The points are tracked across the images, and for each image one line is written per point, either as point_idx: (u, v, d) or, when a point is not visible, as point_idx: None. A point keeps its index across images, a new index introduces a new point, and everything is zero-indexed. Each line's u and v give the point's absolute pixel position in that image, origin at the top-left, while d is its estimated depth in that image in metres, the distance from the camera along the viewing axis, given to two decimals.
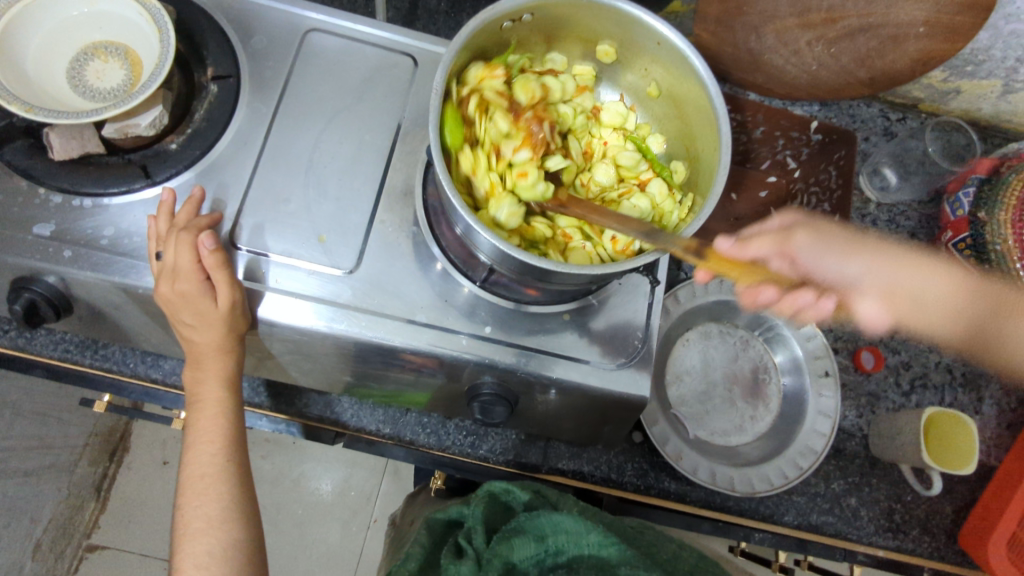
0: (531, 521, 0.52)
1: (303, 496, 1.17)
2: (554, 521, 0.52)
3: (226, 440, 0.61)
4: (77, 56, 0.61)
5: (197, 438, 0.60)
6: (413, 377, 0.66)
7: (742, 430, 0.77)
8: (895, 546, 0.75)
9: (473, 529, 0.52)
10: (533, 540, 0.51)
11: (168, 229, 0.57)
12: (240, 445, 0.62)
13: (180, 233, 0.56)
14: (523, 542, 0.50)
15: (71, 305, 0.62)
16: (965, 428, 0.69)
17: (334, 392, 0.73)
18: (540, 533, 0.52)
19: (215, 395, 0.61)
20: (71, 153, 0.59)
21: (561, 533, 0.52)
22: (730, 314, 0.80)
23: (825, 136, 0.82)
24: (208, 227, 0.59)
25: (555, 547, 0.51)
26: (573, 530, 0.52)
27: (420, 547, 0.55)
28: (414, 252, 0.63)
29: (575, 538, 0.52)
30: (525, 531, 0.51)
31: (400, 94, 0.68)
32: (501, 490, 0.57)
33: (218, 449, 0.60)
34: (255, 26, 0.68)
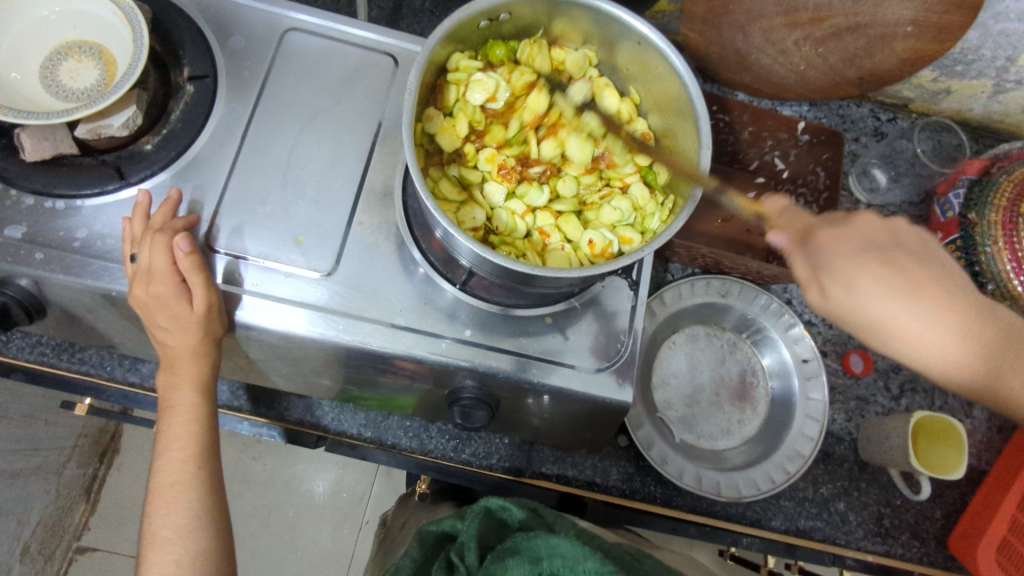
0: (529, 543, 0.50)
1: (293, 499, 1.17)
2: (550, 544, 0.49)
3: (198, 448, 0.60)
4: (50, 56, 0.60)
5: (167, 446, 0.59)
6: (409, 383, 0.65)
7: (729, 433, 0.76)
8: (884, 551, 0.74)
9: (465, 545, 0.50)
10: (527, 563, 0.47)
11: (142, 232, 0.56)
12: (212, 452, 0.62)
13: (154, 235, 0.55)
14: (515, 564, 0.47)
15: (44, 309, 0.61)
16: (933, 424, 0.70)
17: (316, 396, 0.72)
18: (534, 556, 0.48)
19: (187, 401, 0.60)
20: (43, 155, 0.58)
21: (558, 557, 0.47)
22: (716, 317, 0.79)
23: (813, 137, 0.81)
24: (185, 229, 0.58)
25: (553, 574, 0.48)
26: (571, 556, 0.47)
27: (410, 561, 0.53)
28: (394, 255, 0.62)
29: (573, 563, 0.47)
30: (519, 552, 0.48)
31: (379, 94, 0.67)
32: (498, 506, 0.55)
33: (189, 456, 0.59)
34: (233, 26, 0.67)
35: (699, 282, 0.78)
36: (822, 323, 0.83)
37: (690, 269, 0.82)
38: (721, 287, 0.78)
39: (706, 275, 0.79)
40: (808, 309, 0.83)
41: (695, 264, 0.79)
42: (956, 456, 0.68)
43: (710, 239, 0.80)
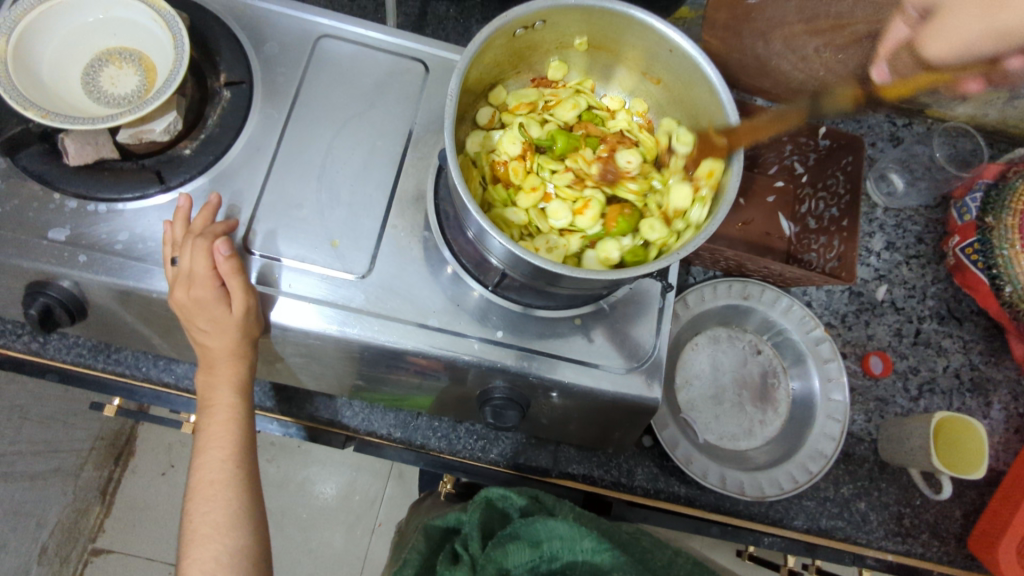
0: (527, 527, 0.53)
1: (309, 500, 1.18)
2: (549, 527, 0.53)
3: (237, 446, 0.61)
4: (93, 62, 0.61)
5: (207, 444, 0.61)
6: (418, 381, 0.66)
7: (751, 434, 0.77)
8: (903, 550, 0.75)
9: (469, 535, 0.53)
10: (529, 547, 0.52)
11: (183, 235, 0.57)
12: (249, 449, 0.63)
13: (195, 239, 0.56)
14: (518, 548, 0.52)
15: (85, 311, 0.62)
16: (960, 461, 0.70)
17: (343, 395, 0.73)
18: (534, 539, 0.53)
19: (227, 400, 0.61)
20: (86, 159, 0.59)
21: (556, 539, 0.53)
22: (738, 318, 0.80)
23: (832, 142, 0.78)
24: (224, 233, 0.59)
25: (550, 553, 0.53)
26: (567, 535, 0.53)
27: (417, 553, 0.56)
28: (426, 257, 0.63)
29: (569, 543, 0.53)
30: (521, 537, 0.53)
31: (410, 101, 0.68)
32: (497, 495, 0.58)
33: (228, 454, 0.61)
34: (268, 33, 0.68)
35: (721, 285, 0.79)
36: (841, 325, 0.83)
37: (712, 271, 0.83)
38: (742, 289, 0.79)
39: (728, 278, 0.80)
40: (827, 312, 0.84)
41: (717, 267, 0.80)
42: (962, 424, 0.71)
43: (729, 241, 0.83)
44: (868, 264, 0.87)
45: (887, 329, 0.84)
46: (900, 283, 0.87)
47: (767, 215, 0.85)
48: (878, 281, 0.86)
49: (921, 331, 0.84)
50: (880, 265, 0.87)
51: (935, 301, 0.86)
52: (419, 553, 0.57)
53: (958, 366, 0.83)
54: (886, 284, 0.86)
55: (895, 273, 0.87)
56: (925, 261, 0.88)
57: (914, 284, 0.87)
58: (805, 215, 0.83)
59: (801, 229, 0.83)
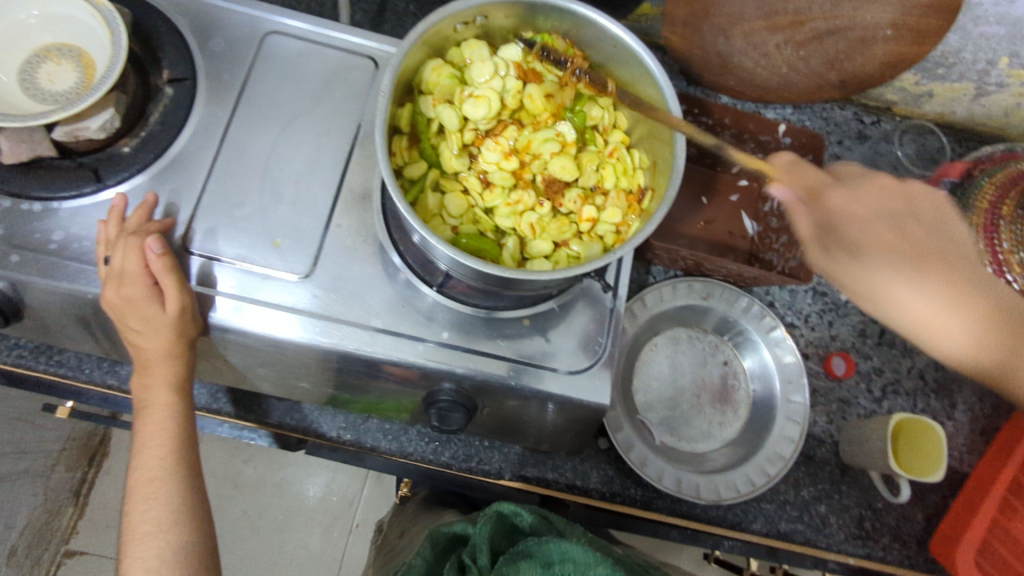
0: (540, 546, 0.50)
1: (286, 500, 1.17)
2: (562, 548, 0.48)
3: (175, 445, 0.60)
4: (30, 59, 0.60)
5: (145, 443, 0.60)
6: (399, 388, 0.65)
7: (710, 435, 0.75)
8: (864, 554, 0.74)
9: (477, 548, 0.50)
10: (539, 568, 0.48)
11: (117, 234, 0.56)
12: (190, 446, 0.62)
13: (128, 238, 0.55)
14: (527, 566, 0.48)
15: (22, 312, 0.60)
16: (920, 460, 0.69)
17: (296, 399, 0.72)
18: (546, 560, 0.48)
19: (163, 399, 0.60)
20: (20, 156, 0.58)
21: (569, 562, 0.48)
22: (697, 319, 0.79)
23: (793, 140, 0.80)
24: (159, 232, 0.58)
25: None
26: (582, 561, 0.48)
27: (421, 562, 0.54)
28: (370, 254, 0.62)
29: (585, 570, 0.48)
30: (531, 556, 0.49)
31: (358, 99, 0.67)
32: (509, 510, 0.55)
33: (166, 453, 0.60)
34: (213, 29, 0.67)
35: (681, 284, 0.77)
36: (804, 326, 0.82)
37: (672, 271, 0.81)
38: (703, 289, 0.78)
39: (688, 278, 0.79)
40: (790, 312, 0.82)
41: (677, 267, 0.79)
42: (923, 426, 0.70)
43: (691, 240, 0.80)
44: None
45: (851, 329, 0.82)
46: None
47: (729, 214, 0.82)
48: None
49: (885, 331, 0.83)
50: None
51: None
52: (423, 561, 0.54)
53: (922, 367, 0.82)
54: None
55: None
56: None
57: None
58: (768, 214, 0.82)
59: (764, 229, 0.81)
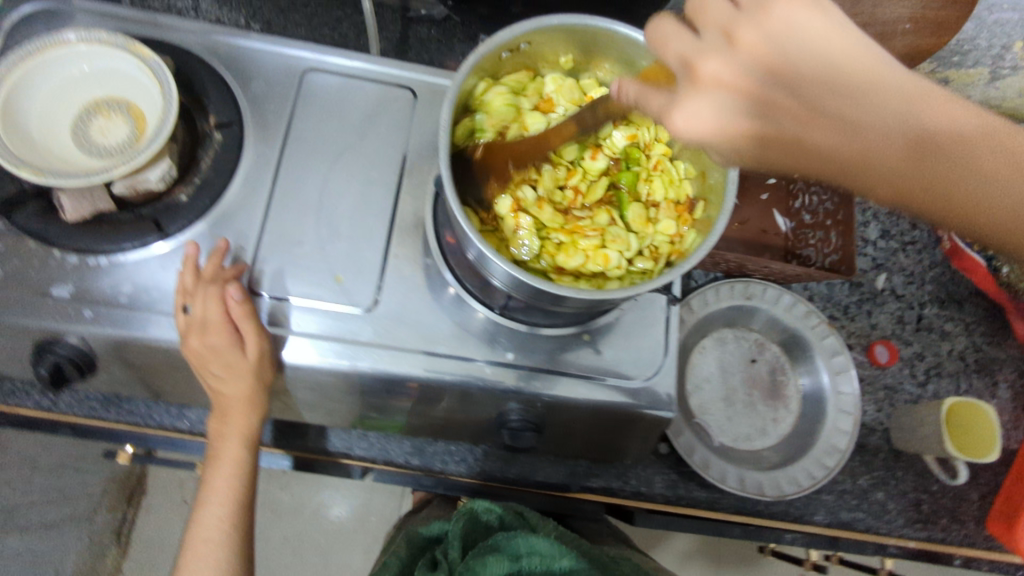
0: (508, 541, 0.55)
1: (324, 526, 1.17)
2: (530, 543, 0.55)
3: (234, 501, 0.63)
4: (80, 115, 0.61)
5: (210, 495, 0.63)
6: (459, 411, 0.66)
7: (765, 432, 0.77)
8: (925, 536, 0.76)
9: (449, 543, 0.56)
10: (508, 559, 0.54)
11: (194, 283, 0.57)
12: (247, 502, 0.65)
13: (207, 288, 0.56)
14: (496, 560, 0.53)
15: (94, 366, 0.61)
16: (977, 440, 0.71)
17: (346, 423, 0.72)
18: (515, 553, 0.54)
19: (234, 454, 0.62)
20: (83, 213, 0.58)
21: (535, 555, 0.55)
22: (743, 319, 0.80)
23: None
24: (234, 279, 0.59)
25: (528, 567, 0.54)
26: (546, 553, 0.55)
27: (398, 559, 0.60)
28: (428, 282, 0.64)
29: (549, 561, 0.55)
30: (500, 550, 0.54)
31: (402, 129, 0.68)
32: (483, 509, 0.61)
33: (224, 512, 0.63)
34: (253, 71, 0.68)
35: (723, 287, 0.79)
36: (844, 317, 0.83)
37: (712, 273, 0.83)
38: (744, 289, 0.79)
39: (729, 279, 0.80)
40: (830, 305, 0.84)
41: (718, 269, 0.81)
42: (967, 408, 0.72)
43: (725, 241, 0.81)
44: (865, 254, 0.87)
45: (890, 317, 0.84)
46: (899, 271, 0.87)
47: (761, 212, 0.83)
48: (877, 270, 0.86)
49: (923, 317, 0.85)
50: (877, 254, 0.87)
51: (934, 286, 0.87)
52: (401, 558, 0.61)
53: (962, 349, 0.84)
54: (885, 273, 0.86)
55: (893, 260, 0.87)
56: (921, 247, 0.88)
57: (912, 270, 0.87)
58: (799, 211, 0.83)
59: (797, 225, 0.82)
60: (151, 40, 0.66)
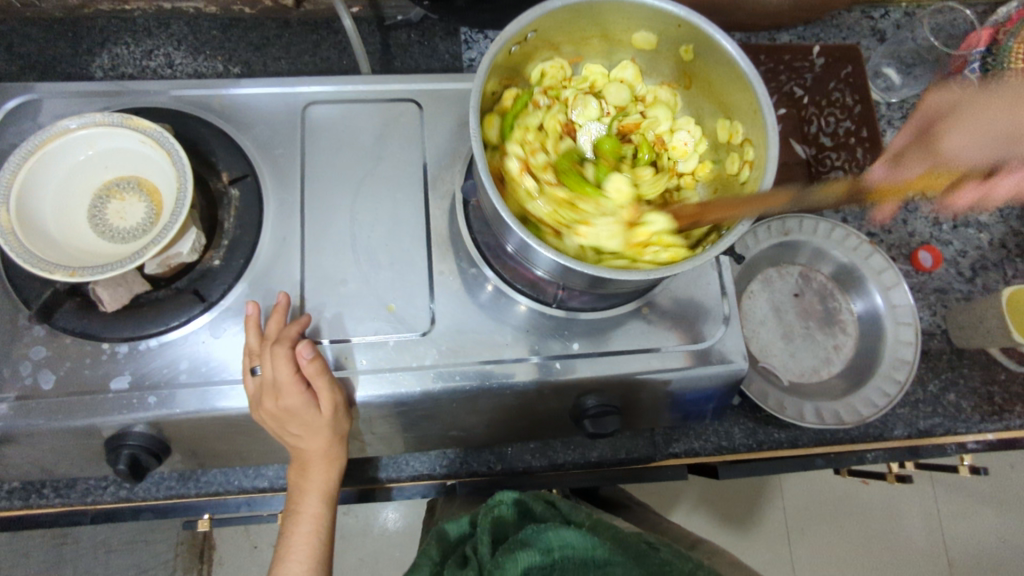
0: (538, 534, 0.53)
1: (393, 539, 1.22)
2: (561, 535, 0.53)
3: (316, 557, 0.62)
4: (94, 202, 0.60)
5: (290, 553, 0.62)
6: (536, 411, 0.65)
7: (830, 361, 0.77)
8: (1003, 427, 0.77)
9: (479, 540, 0.54)
10: (540, 554, 0.51)
11: (260, 344, 0.56)
12: (327, 555, 0.64)
13: (275, 346, 0.55)
14: (528, 554, 0.51)
15: (168, 448, 0.61)
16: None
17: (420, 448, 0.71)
18: (545, 546, 0.52)
19: (312, 509, 0.62)
20: (122, 301, 0.58)
21: (567, 547, 0.52)
22: (787, 255, 0.80)
23: (827, 57, 0.83)
24: (299, 332, 0.57)
25: (560, 560, 0.52)
26: (578, 545, 0.53)
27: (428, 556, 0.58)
28: (477, 290, 0.63)
29: (582, 552, 0.52)
30: (530, 544, 0.52)
31: (416, 143, 0.66)
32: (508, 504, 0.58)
33: (305, 570, 0.61)
34: (254, 117, 0.65)
35: (760, 228, 0.78)
36: (882, 231, 0.83)
37: None
38: (781, 226, 0.79)
39: (765, 218, 0.80)
40: (865, 222, 0.83)
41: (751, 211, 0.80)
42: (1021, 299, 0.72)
43: None
44: None
45: (925, 221, 0.84)
46: None
47: (780, 142, 0.82)
48: None
49: (957, 213, 0.85)
50: None
51: None
52: (432, 557, 0.58)
53: (1001, 236, 0.84)
54: None
55: None
56: None
57: None
58: (816, 134, 0.82)
59: (816, 149, 0.81)
60: (142, 110, 0.64)
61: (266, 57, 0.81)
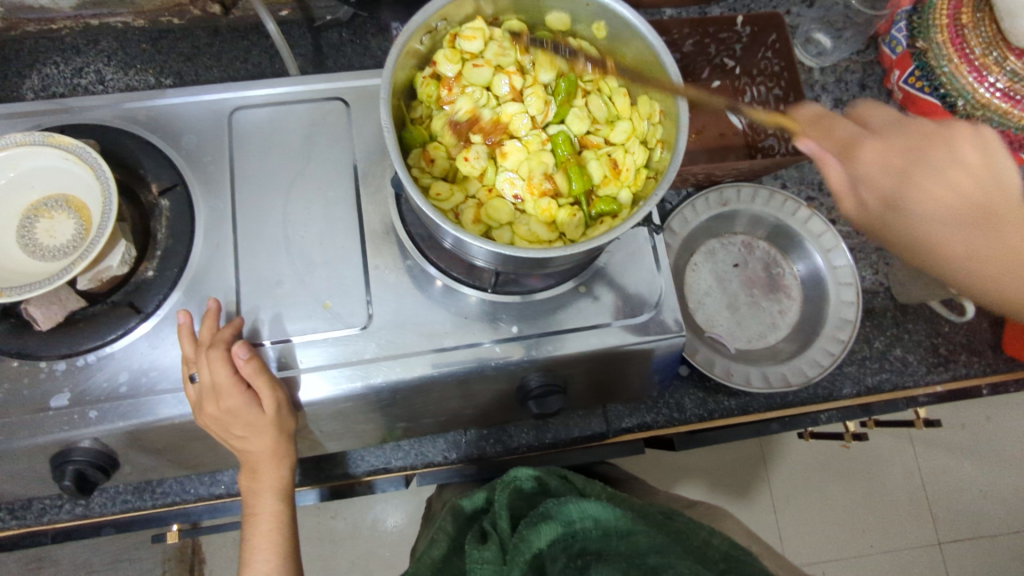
0: (560, 506, 0.49)
1: (385, 539, 1.22)
2: (582, 508, 0.50)
3: (282, 554, 0.63)
4: (23, 222, 0.60)
5: (255, 554, 0.62)
6: (484, 397, 0.66)
7: (775, 326, 0.78)
8: (950, 377, 0.78)
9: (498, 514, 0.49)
10: (561, 526, 0.48)
11: (195, 350, 0.57)
12: (293, 554, 0.64)
13: (210, 351, 0.56)
14: (549, 527, 0.48)
15: (117, 461, 0.61)
16: None
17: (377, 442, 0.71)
18: (566, 519, 0.49)
19: (270, 507, 0.63)
20: (56, 319, 0.57)
21: (588, 520, 0.50)
22: (726, 225, 0.81)
23: (753, 27, 0.80)
24: (234, 335, 0.58)
25: (581, 532, 0.49)
26: (598, 516, 0.50)
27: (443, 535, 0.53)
28: (414, 281, 0.63)
29: (601, 524, 0.50)
30: (553, 517, 0.48)
31: (344, 141, 0.67)
32: (527, 477, 0.54)
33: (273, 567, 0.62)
34: (180, 126, 0.66)
35: (698, 201, 0.79)
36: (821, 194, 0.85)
37: (684, 190, 0.83)
38: (719, 197, 0.79)
39: (702, 191, 0.80)
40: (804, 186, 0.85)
41: (689, 184, 0.81)
42: None
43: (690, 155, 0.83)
44: None
45: None
46: None
47: (715, 116, 0.84)
48: None
49: None
50: None
51: None
52: (446, 534, 0.53)
53: None
54: None
55: None
56: (875, 104, 0.89)
57: None
58: (750, 104, 0.84)
59: (751, 119, 0.84)
60: (62, 129, 0.63)
61: (197, 67, 0.81)
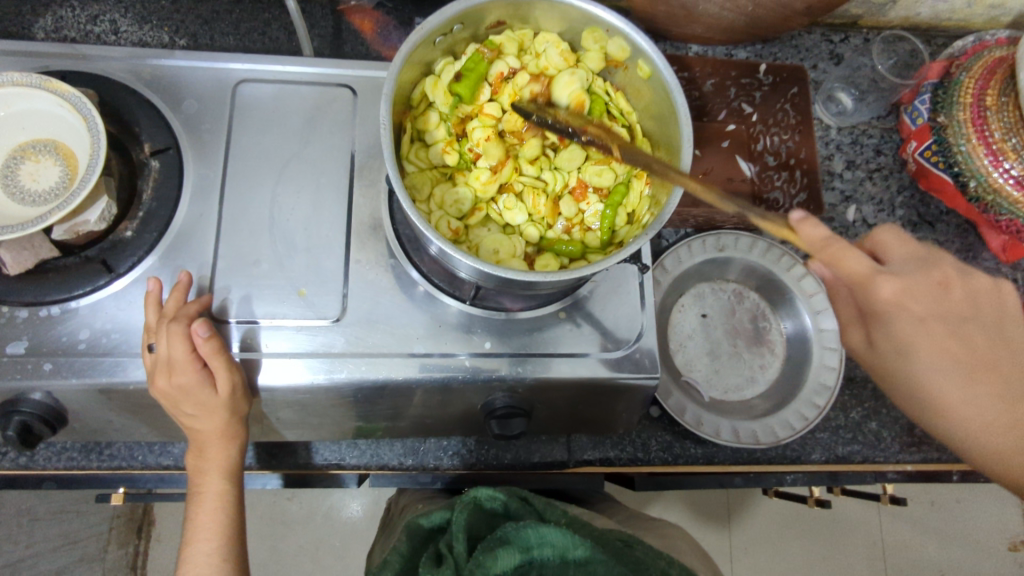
0: (518, 531, 0.47)
1: (336, 527, 1.21)
2: (541, 532, 0.47)
3: (225, 535, 0.61)
4: (8, 162, 0.59)
5: (195, 533, 0.60)
6: (447, 409, 0.65)
7: (754, 381, 0.77)
8: (921, 459, 0.77)
9: (455, 535, 0.46)
10: (519, 552, 0.46)
11: (158, 320, 0.56)
12: (238, 537, 0.62)
13: (170, 325, 0.54)
14: (508, 553, 0.45)
15: (64, 418, 0.60)
16: None
17: (336, 437, 0.70)
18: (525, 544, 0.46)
19: (216, 487, 0.61)
20: (25, 265, 0.56)
21: (547, 546, 0.47)
22: (719, 271, 0.80)
23: (775, 77, 0.85)
24: (199, 312, 0.57)
25: (539, 559, 0.47)
26: (559, 544, 0.47)
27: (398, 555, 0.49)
28: (396, 282, 0.62)
29: (562, 552, 0.47)
30: (512, 542, 0.46)
31: (346, 128, 0.66)
32: (486, 496, 0.51)
33: (214, 547, 0.60)
34: (183, 90, 0.65)
35: (695, 242, 0.78)
36: None
37: (683, 230, 0.81)
38: (716, 241, 0.78)
39: (700, 234, 0.79)
40: None
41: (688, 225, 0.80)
42: None
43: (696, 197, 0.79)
44: (834, 188, 0.87)
45: None
46: (869, 200, 0.87)
47: (726, 160, 0.81)
48: (847, 202, 0.86)
49: None
50: (846, 186, 0.87)
51: (904, 211, 0.87)
52: (401, 554, 0.49)
53: None
54: (855, 205, 0.86)
55: (861, 190, 0.87)
56: (887, 172, 0.89)
57: (881, 198, 0.87)
58: (762, 153, 0.82)
59: (761, 167, 0.82)
60: (63, 75, 0.62)
61: (213, 32, 0.81)
